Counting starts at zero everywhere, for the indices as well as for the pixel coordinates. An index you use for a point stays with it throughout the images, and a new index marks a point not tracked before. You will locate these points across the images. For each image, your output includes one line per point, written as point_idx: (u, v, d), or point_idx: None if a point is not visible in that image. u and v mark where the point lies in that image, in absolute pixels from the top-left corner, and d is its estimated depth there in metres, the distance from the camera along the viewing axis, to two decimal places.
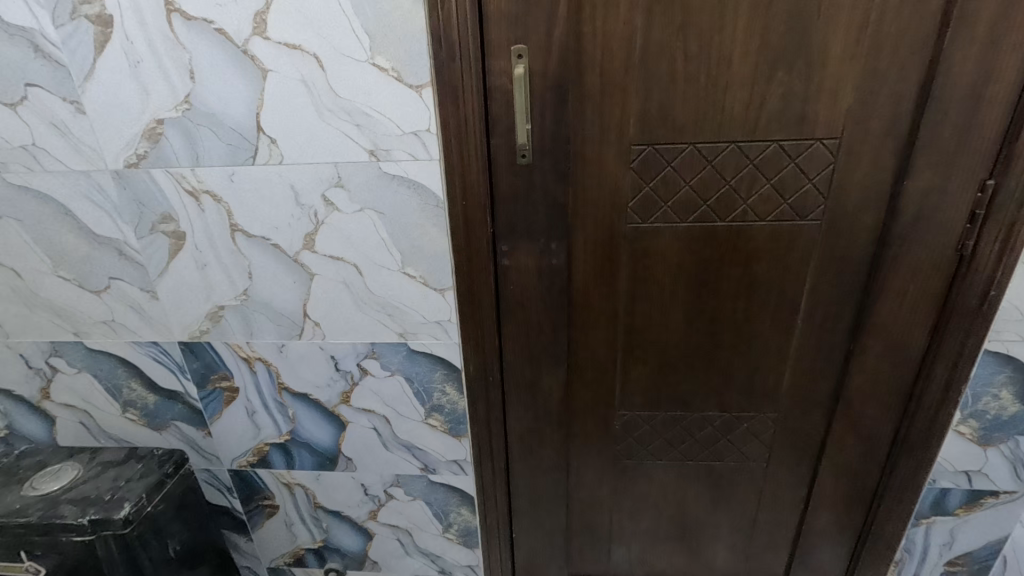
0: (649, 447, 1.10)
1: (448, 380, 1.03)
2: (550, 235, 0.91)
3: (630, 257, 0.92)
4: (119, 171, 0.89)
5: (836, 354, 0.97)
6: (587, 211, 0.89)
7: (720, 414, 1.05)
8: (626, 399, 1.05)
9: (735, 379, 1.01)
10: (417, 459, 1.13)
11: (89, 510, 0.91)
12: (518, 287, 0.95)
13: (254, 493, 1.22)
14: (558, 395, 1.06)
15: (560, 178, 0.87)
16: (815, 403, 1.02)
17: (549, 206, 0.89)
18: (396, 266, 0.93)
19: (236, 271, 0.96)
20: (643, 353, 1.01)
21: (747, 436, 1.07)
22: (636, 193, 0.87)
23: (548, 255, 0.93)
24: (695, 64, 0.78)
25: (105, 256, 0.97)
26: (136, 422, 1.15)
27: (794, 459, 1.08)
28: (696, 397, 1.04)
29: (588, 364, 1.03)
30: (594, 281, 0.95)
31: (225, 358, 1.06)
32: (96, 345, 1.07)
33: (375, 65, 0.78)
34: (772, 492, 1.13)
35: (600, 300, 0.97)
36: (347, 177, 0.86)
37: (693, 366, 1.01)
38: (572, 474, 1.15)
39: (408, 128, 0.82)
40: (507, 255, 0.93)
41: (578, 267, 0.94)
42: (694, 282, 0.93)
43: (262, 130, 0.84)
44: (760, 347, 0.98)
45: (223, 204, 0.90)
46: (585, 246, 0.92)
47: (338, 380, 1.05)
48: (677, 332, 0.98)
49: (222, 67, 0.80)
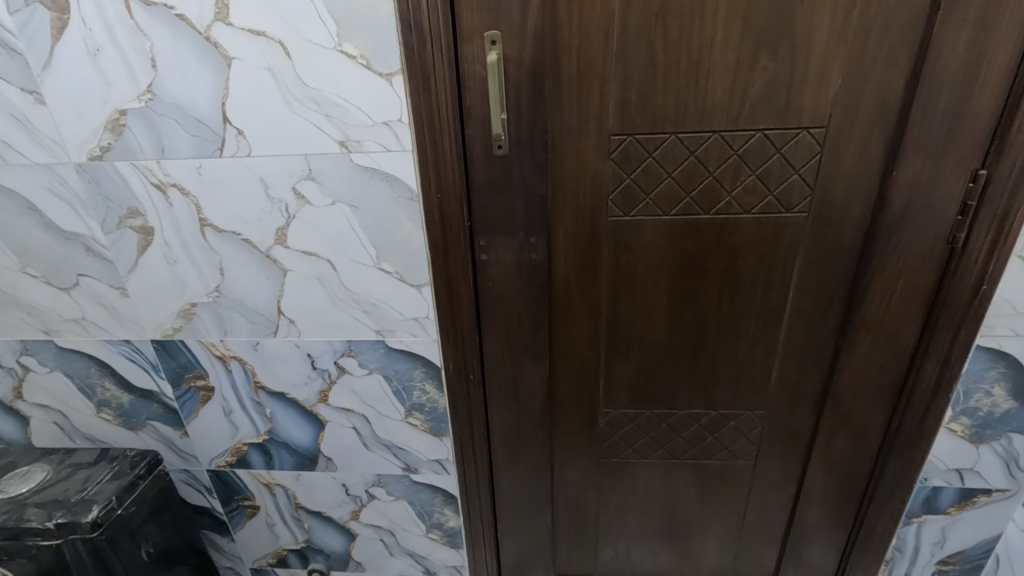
0: (635, 446, 1.08)
1: (428, 379, 1.00)
2: (529, 229, 0.88)
3: (612, 251, 0.89)
4: (83, 164, 0.86)
5: (825, 350, 0.94)
6: (566, 204, 0.86)
7: (707, 413, 1.03)
8: (610, 397, 1.03)
9: (722, 376, 0.99)
10: (398, 459, 1.11)
11: (55, 513, 0.89)
12: (498, 282, 0.93)
13: (234, 494, 1.20)
14: (541, 393, 1.03)
15: (538, 169, 0.84)
16: (804, 400, 1.00)
17: (527, 199, 0.86)
18: (372, 262, 0.90)
19: (207, 267, 0.93)
20: (628, 350, 0.98)
21: (735, 434, 1.04)
22: (617, 185, 0.84)
23: (528, 249, 0.90)
24: (674, 51, 0.75)
25: (72, 251, 0.94)
26: (111, 422, 1.13)
27: (783, 457, 1.06)
28: (681, 395, 1.01)
29: (571, 362, 1.00)
30: (576, 277, 0.92)
31: (199, 356, 1.03)
32: (68, 343, 1.04)
33: (343, 52, 0.75)
34: (761, 491, 1.10)
35: (581, 296, 0.94)
36: (317, 170, 0.83)
37: (679, 364, 0.98)
38: (557, 474, 1.12)
39: (379, 118, 0.79)
40: (486, 250, 0.90)
41: (558, 262, 0.91)
42: (678, 277, 0.90)
43: (229, 121, 0.81)
44: (747, 344, 0.95)
45: (191, 199, 0.87)
46: (565, 240, 0.89)
47: (315, 378, 1.03)
48: (661, 329, 0.95)
49: (185, 55, 0.77)
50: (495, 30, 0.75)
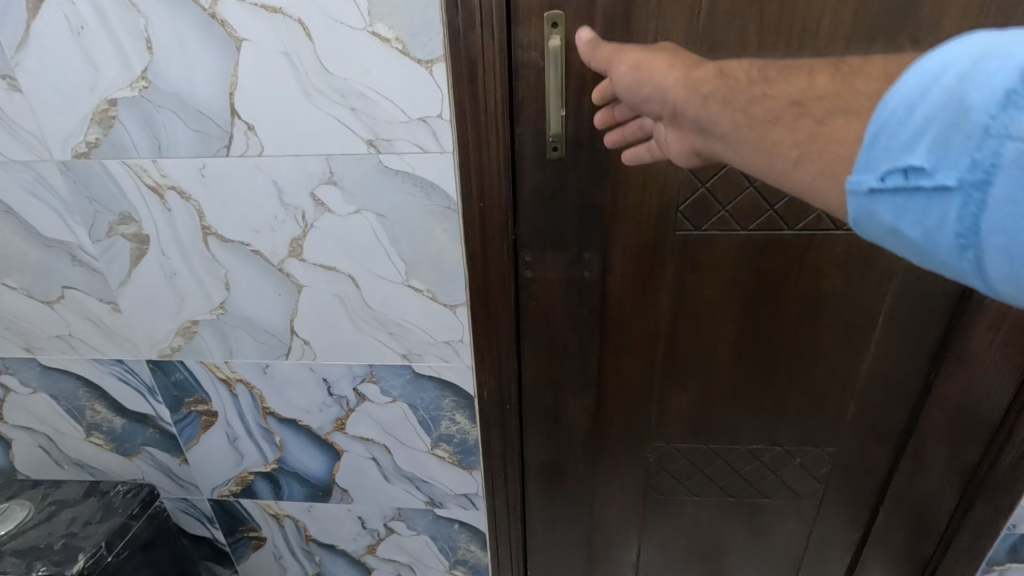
0: (687, 483, 0.97)
1: (459, 408, 0.89)
2: (582, 243, 0.77)
3: (676, 268, 0.78)
4: (68, 162, 0.74)
5: (911, 382, 0.84)
6: (627, 215, 0.75)
7: (772, 449, 0.92)
8: (662, 430, 0.92)
9: (790, 409, 0.88)
10: (422, 492, 1.00)
11: (35, 565, 0.79)
12: (543, 302, 0.81)
13: (238, 524, 1.09)
14: (583, 424, 0.92)
15: (598, 175, 0.72)
16: (880, 436, 0.89)
17: (583, 209, 0.75)
18: (399, 278, 0.79)
19: (210, 280, 0.82)
20: (685, 380, 0.87)
21: (799, 471, 0.94)
22: (689, 194, 0.73)
23: (580, 266, 0.79)
24: (770, 40, 0.63)
25: (56, 261, 0.83)
26: (103, 447, 1.02)
27: (850, 497, 0.95)
28: (743, 428, 0.90)
29: (621, 391, 0.89)
30: (633, 297, 0.81)
31: (201, 379, 0.92)
32: (53, 362, 0.93)
33: (375, 34, 0.63)
34: (822, 532, 1.00)
35: (637, 318, 0.82)
36: (340, 173, 0.72)
37: (744, 396, 0.87)
38: (596, 510, 1.01)
39: (416, 113, 0.67)
40: (532, 266, 0.79)
41: (614, 281, 0.80)
42: (751, 300, 0.79)
43: (237, 114, 0.69)
44: (822, 374, 0.84)
45: (192, 203, 0.75)
46: (623, 256, 0.78)
47: (332, 405, 0.92)
48: (726, 357, 0.84)
49: (186, 35, 0.65)
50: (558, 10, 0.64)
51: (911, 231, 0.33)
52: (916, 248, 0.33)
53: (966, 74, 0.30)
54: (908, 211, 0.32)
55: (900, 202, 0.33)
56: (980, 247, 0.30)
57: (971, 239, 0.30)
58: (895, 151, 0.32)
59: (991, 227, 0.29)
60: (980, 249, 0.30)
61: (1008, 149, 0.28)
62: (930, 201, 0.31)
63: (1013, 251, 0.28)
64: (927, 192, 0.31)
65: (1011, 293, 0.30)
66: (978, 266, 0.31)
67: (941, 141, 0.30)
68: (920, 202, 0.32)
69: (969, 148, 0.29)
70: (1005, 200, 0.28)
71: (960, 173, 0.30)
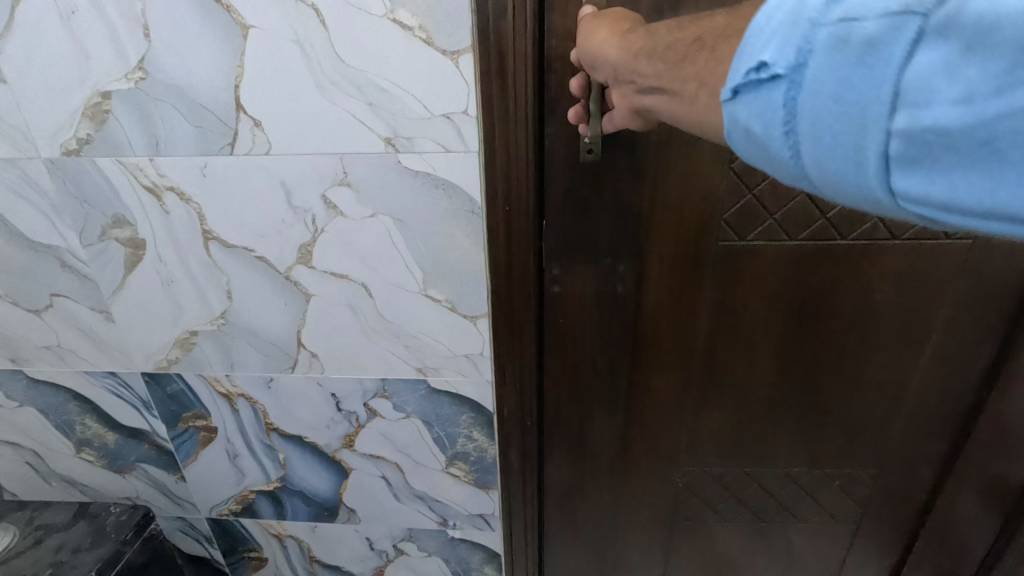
0: (716, 509, 0.91)
1: (476, 425, 0.84)
2: (616, 255, 0.72)
3: (717, 281, 0.73)
4: (57, 160, 0.68)
5: (962, 402, 0.79)
6: (666, 222, 0.70)
7: (812, 472, 0.87)
8: (694, 452, 0.86)
9: (832, 431, 0.83)
10: (434, 512, 0.94)
11: None
12: (573, 316, 0.76)
13: (238, 545, 1.02)
14: (608, 444, 0.87)
15: (635, 179, 0.67)
16: (925, 459, 0.84)
17: (619, 216, 0.70)
18: (416, 287, 0.73)
19: (211, 288, 0.76)
20: (719, 401, 0.82)
21: (838, 494, 0.88)
22: (735, 201, 0.68)
23: (613, 280, 0.74)
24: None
25: (44, 266, 0.76)
26: (94, 464, 0.95)
27: (889, 522, 0.90)
28: (779, 449, 0.85)
29: (652, 411, 0.83)
30: (667, 313, 0.75)
31: (200, 392, 0.86)
32: (41, 374, 0.87)
33: (396, 22, 0.57)
34: (860, 561, 0.95)
35: (672, 335, 0.77)
36: (356, 174, 0.66)
37: (783, 417, 0.82)
38: (619, 535, 0.95)
39: (438, 108, 0.61)
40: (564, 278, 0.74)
41: (650, 294, 0.74)
42: (795, 315, 0.74)
43: (243, 108, 0.63)
44: (867, 394, 0.79)
45: (193, 205, 0.70)
46: (661, 268, 0.73)
47: (340, 421, 0.86)
48: (767, 375, 0.79)
49: (188, 21, 0.59)
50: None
51: (757, 128, 0.32)
52: (756, 146, 0.33)
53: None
54: (748, 106, 0.32)
55: (744, 98, 0.32)
56: (797, 134, 0.30)
57: (793, 127, 0.30)
58: (751, 46, 0.31)
59: (805, 111, 0.29)
60: (802, 136, 0.30)
61: (823, 32, 0.28)
62: (766, 95, 0.31)
63: (824, 132, 0.29)
64: (764, 83, 0.30)
65: (822, 181, 0.31)
66: (801, 159, 0.31)
67: (774, 35, 0.30)
68: (762, 99, 0.31)
69: (790, 35, 0.29)
70: (818, 81, 0.28)
71: (790, 60, 0.29)
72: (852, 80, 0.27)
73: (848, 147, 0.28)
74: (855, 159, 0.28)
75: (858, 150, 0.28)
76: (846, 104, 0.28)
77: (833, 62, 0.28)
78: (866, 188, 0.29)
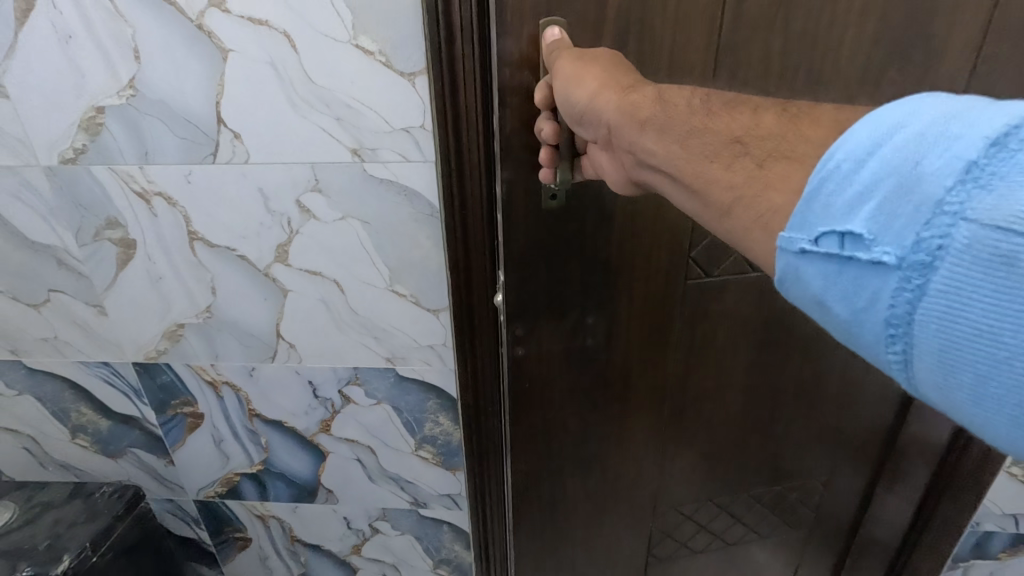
0: (689, 543, 1.02)
1: (442, 410, 0.92)
2: (585, 308, 0.78)
3: (687, 318, 0.80)
4: (55, 168, 0.75)
5: (893, 395, 0.89)
6: (634, 275, 0.76)
7: (772, 489, 0.98)
8: (673, 469, 0.94)
9: (775, 428, 0.91)
10: (406, 492, 1.02)
11: (21, 564, 0.84)
12: (543, 361, 0.81)
13: (223, 526, 1.09)
14: (585, 492, 0.94)
15: (602, 224, 0.72)
16: (853, 440, 0.94)
17: (588, 276, 0.75)
18: (383, 283, 0.80)
19: (197, 285, 0.83)
20: (688, 436, 0.91)
21: (789, 491, 0.99)
22: (701, 240, 0.74)
23: (583, 333, 0.80)
24: (752, 39, 0.62)
25: (42, 265, 0.83)
26: (88, 449, 1.02)
27: (841, 513, 1.02)
28: (748, 457, 0.94)
29: (625, 450, 0.91)
30: (640, 352, 0.82)
31: (187, 381, 0.93)
32: (39, 365, 0.93)
33: (359, 47, 0.65)
34: (805, 540, 1.05)
35: (648, 366, 0.84)
36: (327, 182, 0.73)
37: (744, 446, 0.93)
38: (607, 554, 1.01)
39: (398, 123, 0.69)
40: (538, 340, 0.79)
41: (622, 334, 0.80)
42: (761, 340, 0.82)
43: (223, 122, 0.70)
44: (822, 398, 0.89)
45: (180, 208, 0.77)
46: (628, 327, 0.80)
47: (317, 407, 0.93)
48: (735, 400, 0.88)
49: (174, 46, 0.66)
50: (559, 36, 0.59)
51: (842, 307, 0.32)
52: (844, 325, 0.33)
53: (925, 137, 0.30)
54: (835, 280, 0.32)
55: (833, 271, 0.32)
56: (912, 342, 0.30)
57: (906, 331, 0.30)
58: (833, 214, 0.32)
59: (926, 321, 0.29)
60: (916, 344, 0.29)
61: (959, 235, 0.27)
62: (866, 276, 0.31)
63: (945, 355, 0.28)
64: (869, 267, 0.30)
65: (936, 394, 0.30)
66: (906, 363, 0.30)
67: (884, 211, 0.30)
68: (859, 278, 0.31)
69: (916, 224, 0.29)
70: (948, 293, 0.28)
71: (901, 250, 0.29)
72: (999, 312, 0.26)
73: (979, 381, 0.27)
74: (1008, 412, 0.26)
75: (992, 391, 0.27)
76: (999, 343, 0.26)
77: (975, 277, 0.27)
78: (1001, 432, 0.27)
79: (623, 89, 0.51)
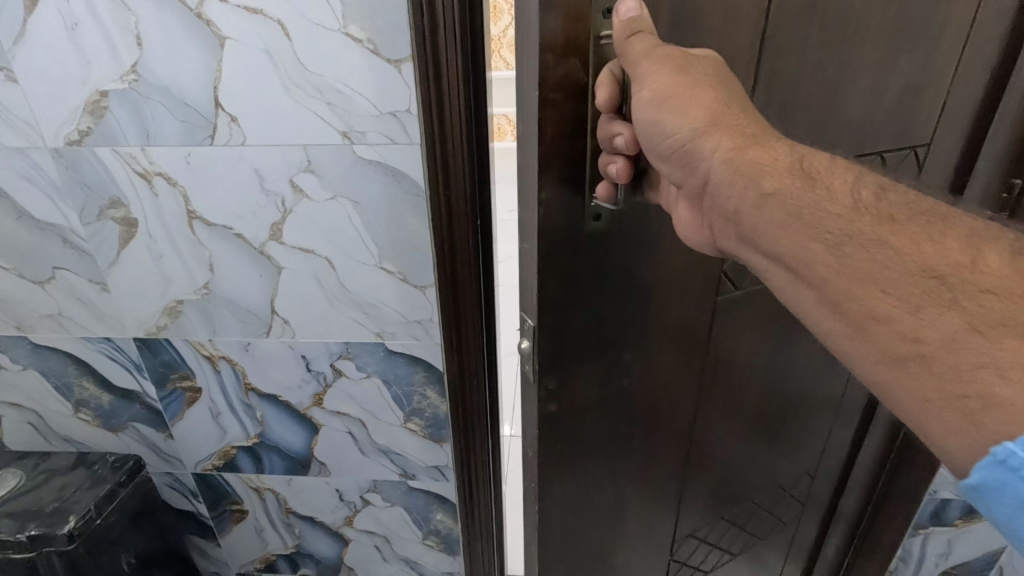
0: (700, 563, 0.98)
1: (430, 383, 0.97)
2: (622, 344, 0.68)
3: (710, 341, 0.74)
4: (61, 149, 0.79)
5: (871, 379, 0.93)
6: (666, 298, 0.68)
7: (769, 492, 0.96)
8: (688, 495, 0.87)
9: (777, 432, 0.89)
10: (395, 464, 1.07)
11: (29, 525, 0.92)
12: (575, 410, 0.69)
13: (220, 498, 1.14)
14: (608, 542, 0.84)
15: (638, 248, 0.63)
16: (836, 430, 0.96)
17: (625, 309, 0.66)
18: (372, 261, 0.85)
19: (196, 262, 0.87)
20: (704, 459, 0.85)
21: (781, 491, 0.98)
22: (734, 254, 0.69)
23: (618, 372, 0.70)
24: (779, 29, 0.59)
25: (48, 243, 0.87)
26: (90, 423, 1.07)
27: (818, 497, 1.04)
28: (751, 466, 0.90)
29: (647, 486, 0.82)
30: (666, 383, 0.74)
31: (185, 355, 0.97)
32: (44, 340, 0.98)
33: (347, 35, 0.69)
34: (790, 532, 1.07)
35: (670, 394, 0.75)
36: (318, 163, 0.78)
37: (749, 458, 0.89)
38: None
39: (385, 108, 0.74)
40: (570, 393, 0.68)
41: (654, 366, 0.72)
42: (764, 349, 0.79)
43: (221, 106, 0.75)
44: (814, 395, 0.88)
45: (179, 188, 0.81)
46: (656, 357, 0.72)
47: (310, 381, 0.98)
48: (746, 413, 0.83)
49: (175, 34, 0.71)
50: (636, 12, 0.48)
51: None
52: None
53: None
54: None
55: None
56: None
57: None
58: None
59: None
60: None
61: None
62: None
63: None
64: None
65: None
66: None
67: None
68: None
69: None
70: None
71: None
72: None
73: None
74: None
75: None
76: None
77: None
78: None
79: (741, 138, 0.47)
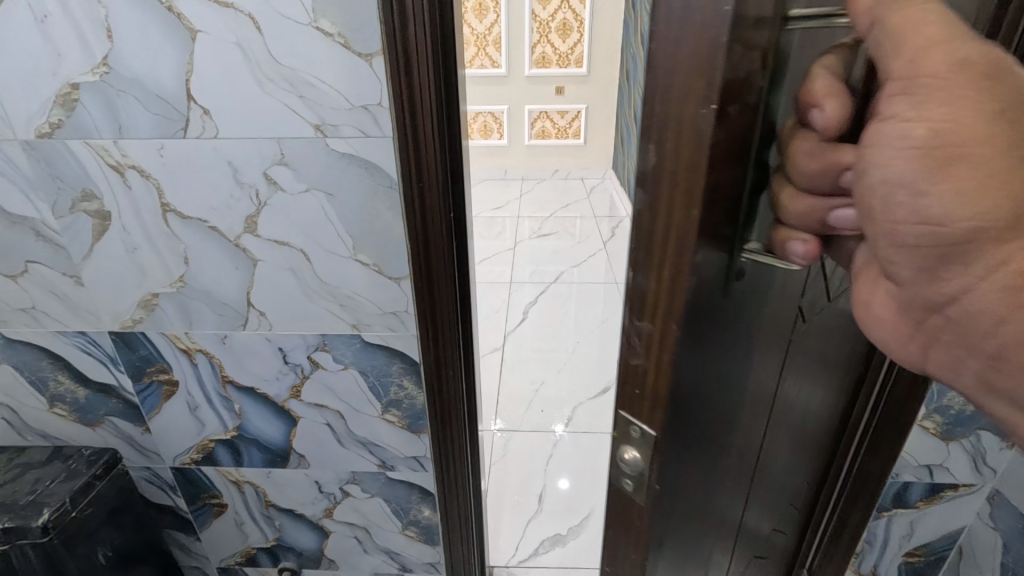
0: None
1: (407, 374, 0.98)
2: (698, 419, 0.48)
3: (760, 384, 0.54)
4: (31, 142, 0.79)
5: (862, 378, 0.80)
6: (740, 350, 0.48)
7: (784, 521, 0.88)
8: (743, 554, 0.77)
9: (793, 463, 0.76)
10: (374, 455, 1.08)
11: (3, 517, 0.92)
12: (671, 515, 0.53)
13: (199, 492, 1.14)
14: None
15: (744, 298, 0.44)
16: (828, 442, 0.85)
17: (729, 390, 0.50)
18: (348, 253, 0.86)
19: (171, 255, 0.88)
20: (746, 516, 0.69)
21: (790, 516, 0.89)
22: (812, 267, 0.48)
23: (689, 456, 0.50)
24: None
25: (19, 235, 0.87)
26: (66, 417, 1.06)
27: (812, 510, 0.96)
28: (778, 505, 0.80)
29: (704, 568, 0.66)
30: (720, 449, 0.54)
31: (162, 349, 0.97)
32: (18, 335, 0.97)
33: (319, 29, 0.71)
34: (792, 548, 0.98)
35: (723, 459, 0.56)
36: (291, 155, 0.79)
37: (776, 499, 0.77)
38: None
39: (358, 101, 0.75)
40: (675, 511, 0.53)
41: (713, 434, 0.52)
42: (800, 371, 0.59)
43: (193, 99, 0.75)
44: (821, 412, 0.75)
45: (152, 180, 0.81)
46: (751, 426, 0.56)
47: (287, 373, 0.99)
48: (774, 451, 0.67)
49: (148, 28, 0.71)
50: None
51: None
52: None
53: None
54: None
55: None
56: None
57: None
58: None
59: None
60: None
61: None
62: None
63: None
64: None
65: None
66: None
67: None
68: None
69: None
70: None
71: None
72: None
73: None
74: None
75: None
76: None
77: None
78: None
79: None
